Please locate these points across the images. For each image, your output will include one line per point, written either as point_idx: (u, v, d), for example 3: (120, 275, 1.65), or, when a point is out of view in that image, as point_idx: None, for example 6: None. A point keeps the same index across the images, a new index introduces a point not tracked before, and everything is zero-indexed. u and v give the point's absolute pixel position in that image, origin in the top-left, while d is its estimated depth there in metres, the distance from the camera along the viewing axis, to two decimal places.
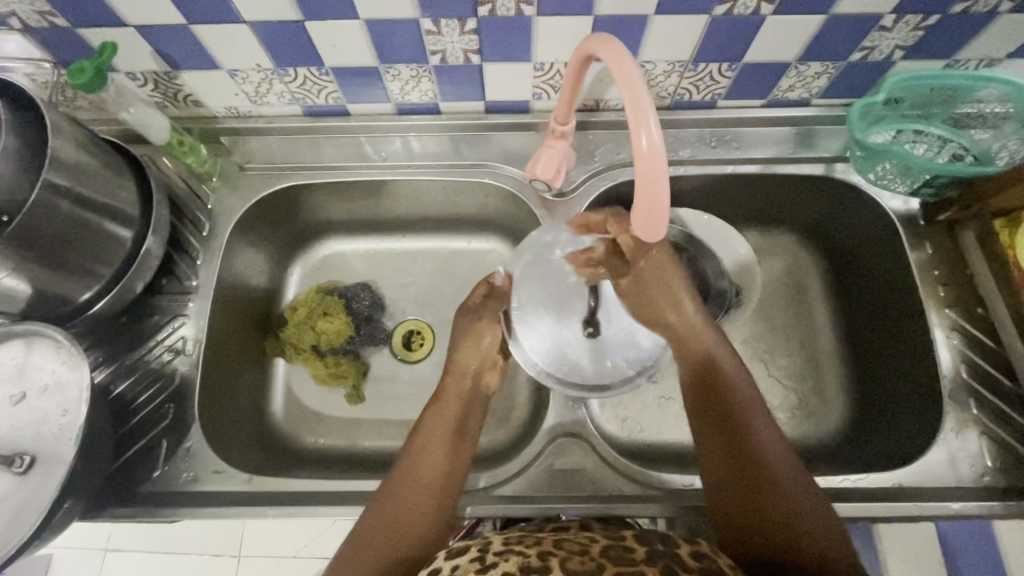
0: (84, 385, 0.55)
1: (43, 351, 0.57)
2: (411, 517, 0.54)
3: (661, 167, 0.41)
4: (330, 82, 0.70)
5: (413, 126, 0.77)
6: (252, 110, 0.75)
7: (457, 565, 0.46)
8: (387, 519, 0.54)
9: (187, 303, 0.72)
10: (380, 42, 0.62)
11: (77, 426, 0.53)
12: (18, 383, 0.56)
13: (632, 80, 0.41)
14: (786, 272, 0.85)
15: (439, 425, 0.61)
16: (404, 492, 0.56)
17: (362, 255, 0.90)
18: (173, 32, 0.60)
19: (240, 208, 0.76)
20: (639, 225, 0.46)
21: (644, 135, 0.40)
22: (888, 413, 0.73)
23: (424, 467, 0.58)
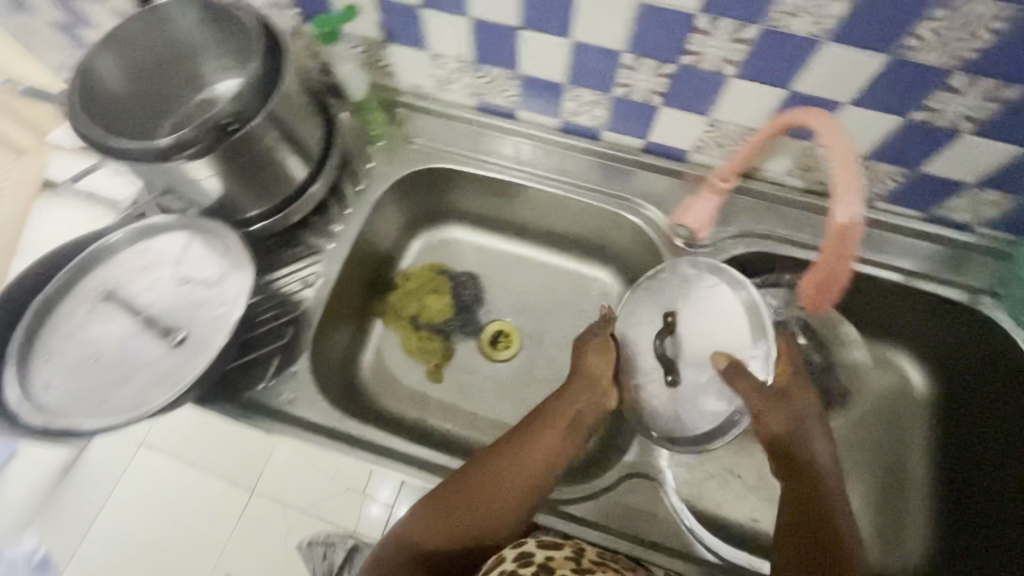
0: (243, 286, 0.61)
1: (212, 246, 0.64)
2: (492, 506, 0.58)
3: (848, 244, 0.53)
4: (514, 87, 0.75)
5: (570, 146, 0.82)
6: (434, 93, 0.81)
7: (552, 557, 0.54)
8: (474, 498, 0.58)
9: (326, 244, 0.77)
10: (578, 63, 0.67)
11: (229, 320, 0.59)
12: (185, 267, 0.63)
13: (851, 171, 0.50)
14: (885, 396, 0.82)
15: (549, 429, 0.61)
16: (496, 480, 0.58)
17: (478, 249, 0.95)
18: (404, 10, 0.67)
19: (394, 175, 0.82)
20: (812, 293, 0.61)
21: (843, 209, 0.50)
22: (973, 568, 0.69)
23: (521, 464, 0.59)
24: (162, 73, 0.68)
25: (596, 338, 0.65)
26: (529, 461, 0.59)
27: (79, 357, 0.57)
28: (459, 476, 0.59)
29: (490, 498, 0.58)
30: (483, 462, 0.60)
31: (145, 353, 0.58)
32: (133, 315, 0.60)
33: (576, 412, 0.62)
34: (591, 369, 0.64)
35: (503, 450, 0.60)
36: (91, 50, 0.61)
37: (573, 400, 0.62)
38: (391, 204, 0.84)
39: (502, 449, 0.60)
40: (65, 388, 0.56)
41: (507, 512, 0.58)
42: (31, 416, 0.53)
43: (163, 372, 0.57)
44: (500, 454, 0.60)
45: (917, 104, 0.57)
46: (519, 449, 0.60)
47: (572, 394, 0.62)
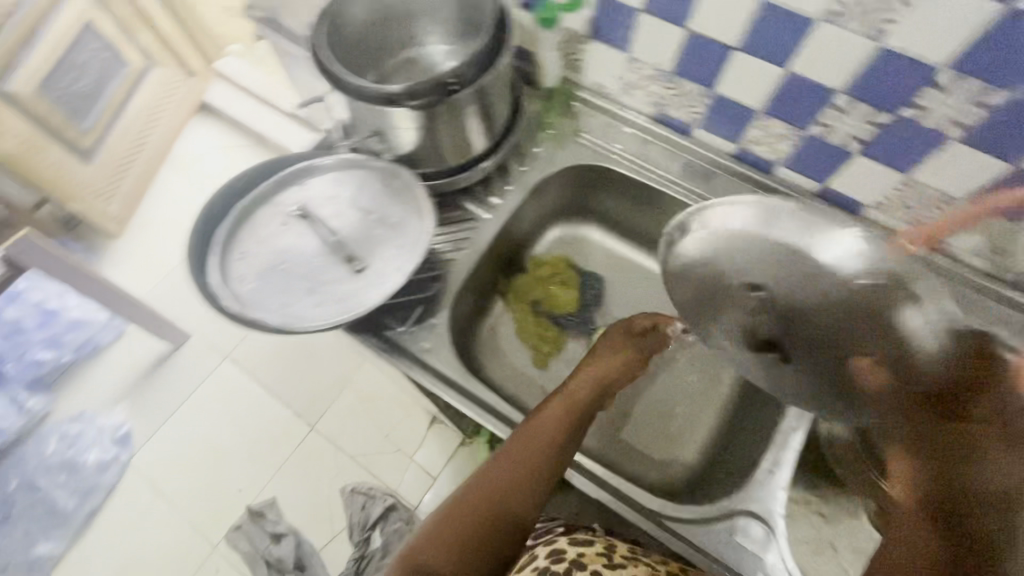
0: (423, 233, 0.65)
1: (401, 194, 0.68)
2: (504, 494, 0.60)
3: None
4: (702, 105, 0.75)
5: (737, 173, 0.81)
6: (615, 94, 0.83)
7: (586, 551, 0.61)
8: (487, 487, 0.60)
9: (481, 214, 0.80)
10: (783, 93, 0.67)
11: (407, 262, 0.63)
12: (371, 203, 0.68)
13: None
14: None
15: (552, 415, 0.65)
16: (506, 470, 0.61)
17: (608, 253, 0.95)
18: (623, 11, 0.69)
19: (556, 164, 0.84)
20: None
21: None
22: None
23: (540, 437, 0.63)
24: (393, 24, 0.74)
25: (615, 331, 0.76)
26: (536, 449, 0.63)
27: (270, 261, 0.63)
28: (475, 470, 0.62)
29: (500, 488, 0.60)
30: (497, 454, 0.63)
31: (326, 275, 0.63)
32: (322, 237, 0.65)
33: (577, 402, 0.68)
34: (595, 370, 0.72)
35: (515, 443, 0.63)
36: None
37: (580, 396, 0.69)
38: (546, 191, 0.87)
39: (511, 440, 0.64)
40: (255, 285, 0.62)
41: (517, 502, 0.60)
42: (224, 300, 0.59)
43: (339, 296, 0.62)
44: (510, 446, 0.63)
45: None
46: (527, 439, 0.63)
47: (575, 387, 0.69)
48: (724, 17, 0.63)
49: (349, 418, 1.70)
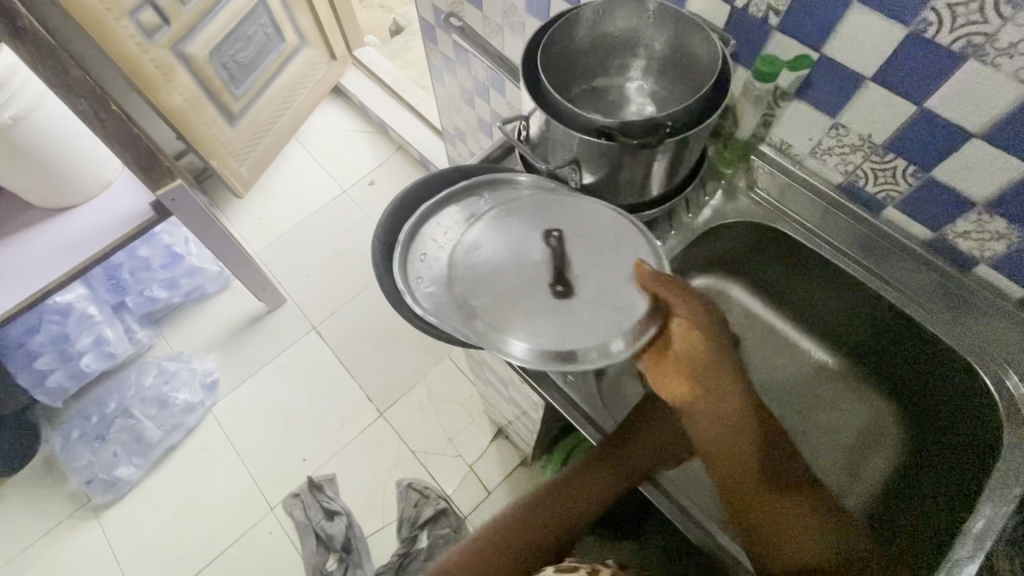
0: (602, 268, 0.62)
1: (596, 216, 0.65)
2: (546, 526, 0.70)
3: None
4: (907, 186, 0.70)
5: (927, 264, 0.74)
6: (800, 156, 0.79)
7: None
8: (534, 518, 0.71)
9: None
10: (1020, 191, 0.61)
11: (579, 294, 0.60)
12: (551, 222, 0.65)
13: None
14: None
15: (596, 481, 0.69)
16: (552, 509, 0.70)
17: (748, 313, 0.91)
18: (847, 78, 0.66)
19: (722, 216, 0.81)
20: None
21: None
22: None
23: (581, 486, 0.70)
24: (606, 49, 0.74)
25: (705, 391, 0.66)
26: (576, 498, 0.70)
27: (464, 264, 0.61)
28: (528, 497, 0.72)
29: (545, 523, 0.70)
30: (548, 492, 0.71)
31: (515, 288, 0.60)
32: (513, 249, 0.62)
33: (620, 478, 0.67)
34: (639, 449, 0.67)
35: (564, 488, 0.71)
36: (589, 5, 0.68)
37: (626, 467, 0.67)
38: (706, 242, 0.83)
39: (563, 483, 0.71)
40: (450, 292, 0.61)
41: (551, 536, 0.71)
42: (421, 308, 0.62)
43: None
44: (561, 491, 0.71)
45: None
46: (574, 488, 0.70)
47: (621, 458, 0.67)
48: (974, 103, 0.59)
49: (417, 412, 1.72)
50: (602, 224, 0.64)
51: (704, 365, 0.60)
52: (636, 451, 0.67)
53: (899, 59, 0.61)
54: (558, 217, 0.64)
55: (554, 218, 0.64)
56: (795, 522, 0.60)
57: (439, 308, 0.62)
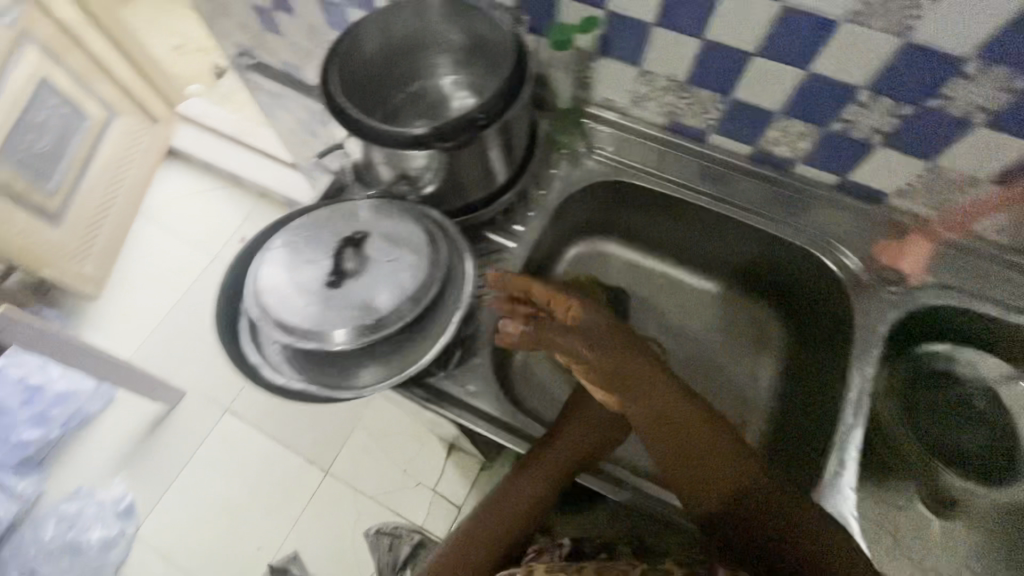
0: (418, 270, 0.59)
1: (414, 226, 0.62)
2: (490, 548, 0.63)
3: None
4: (718, 111, 0.75)
5: (755, 175, 0.81)
6: (624, 108, 0.82)
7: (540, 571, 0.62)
8: (474, 545, 0.63)
9: (507, 243, 0.78)
10: (804, 93, 0.67)
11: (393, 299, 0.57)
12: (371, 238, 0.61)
13: None
14: None
15: (525, 483, 0.65)
16: (490, 527, 0.64)
17: (627, 265, 0.95)
18: (635, 27, 0.69)
19: (573, 182, 0.83)
20: None
21: None
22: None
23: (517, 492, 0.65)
24: (400, 57, 0.72)
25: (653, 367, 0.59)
26: (509, 507, 0.65)
27: (275, 319, 0.56)
28: (460, 527, 0.65)
29: (488, 544, 0.63)
30: (483, 513, 0.65)
31: (320, 312, 0.56)
32: (325, 280, 0.59)
33: (551, 472, 0.64)
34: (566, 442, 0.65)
35: (497, 505, 0.65)
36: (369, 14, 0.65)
37: (552, 461, 0.65)
38: (566, 211, 0.85)
39: (497, 500, 0.66)
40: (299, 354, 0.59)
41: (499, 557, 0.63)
42: (281, 377, 0.59)
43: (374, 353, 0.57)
44: (501, 506, 0.65)
45: None
46: (507, 499, 0.65)
47: (543, 457, 0.65)
48: (743, 25, 0.63)
49: (365, 458, 1.65)
50: (402, 230, 0.61)
51: (615, 342, 0.58)
52: (558, 447, 0.65)
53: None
54: (366, 227, 0.62)
55: (374, 232, 0.61)
56: (724, 479, 0.58)
57: (297, 371, 0.59)
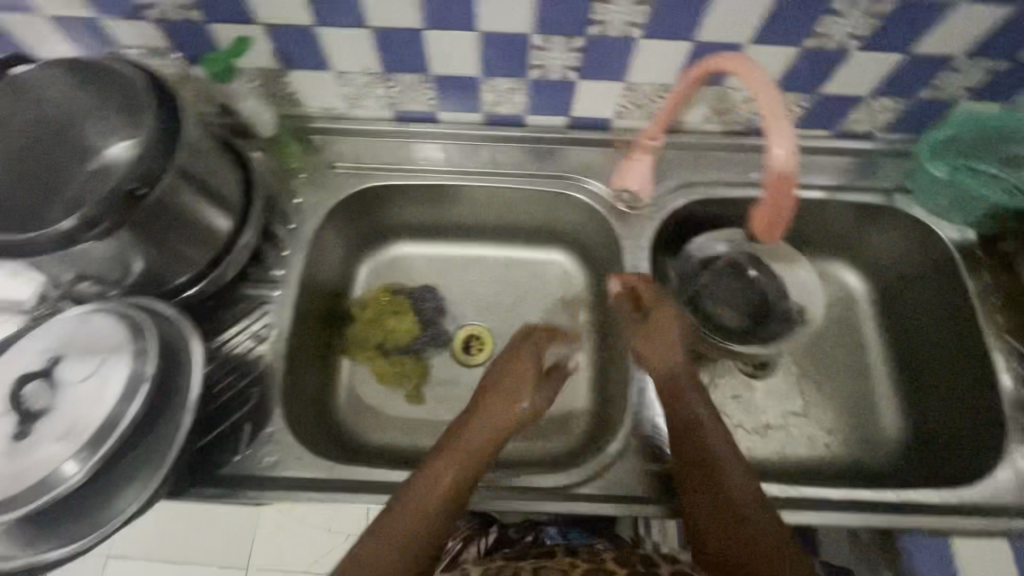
0: (125, 374, 0.51)
1: (112, 326, 0.54)
2: (399, 566, 0.51)
3: (790, 168, 0.56)
4: (430, 90, 0.73)
5: (496, 137, 0.81)
6: (347, 112, 0.78)
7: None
8: (373, 559, 0.51)
9: (272, 291, 0.73)
10: (488, 52, 0.66)
11: (98, 417, 0.49)
12: (63, 355, 0.53)
13: (780, 116, 0.55)
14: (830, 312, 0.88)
15: (446, 468, 0.56)
16: (399, 537, 0.52)
17: (428, 260, 0.93)
18: (299, 33, 0.64)
19: (325, 203, 0.78)
20: (763, 227, 0.64)
21: (778, 147, 0.55)
22: (958, 443, 0.73)
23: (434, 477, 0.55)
24: (40, 150, 0.61)
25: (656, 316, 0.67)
26: (428, 496, 0.54)
27: None
28: (358, 540, 0.52)
29: (392, 566, 0.50)
30: (384, 516, 0.53)
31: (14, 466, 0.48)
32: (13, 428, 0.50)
33: (473, 447, 0.58)
34: (523, 394, 0.62)
35: (397, 507, 0.54)
36: None
37: (469, 446, 0.58)
38: (330, 233, 0.81)
39: (398, 502, 0.54)
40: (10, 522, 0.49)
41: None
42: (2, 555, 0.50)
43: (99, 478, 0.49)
44: (391, 513, 0.53)
45: (807, 32, 0.62)
46: (417, 496, 0.54)
47: (471, 432, 0.59)
48: (394, 4, 0.60)
49: None
50: (99, 334, 0.53)
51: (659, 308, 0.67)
52: (494, 412, 0.60)
53: None
54: (55, 344, 0.53)
55: (67, 349, 0.53)
56: (723, 448, 0.58)
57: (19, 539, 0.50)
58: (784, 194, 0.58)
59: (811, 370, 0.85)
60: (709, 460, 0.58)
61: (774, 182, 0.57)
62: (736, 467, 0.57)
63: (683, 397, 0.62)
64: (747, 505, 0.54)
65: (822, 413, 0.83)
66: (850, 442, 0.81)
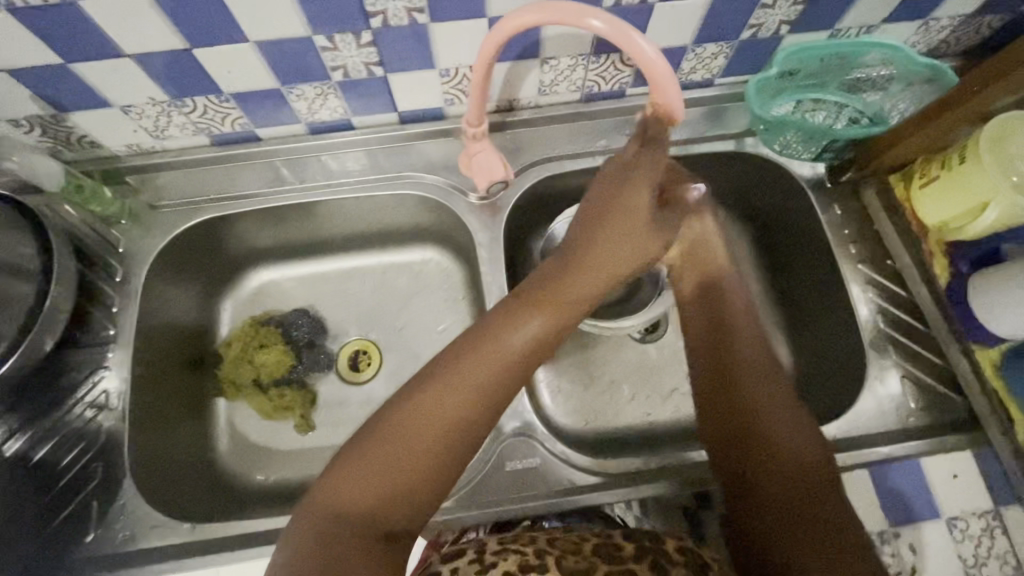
0: None
1: None
2: (438, 436, 0.44)
3: (626, 33, 0.52)
4: (233, 109, 0.67)
5: (328, 146, 0.76)
6: (156, 145, 0.72)
7: (456, 566, 0.49)
8: (414, 425, 0.44)
9: (107, 354, 0.69)
10: (274, 61, 0.61)
11: None
12: None
13: (568, 10, 0.52)
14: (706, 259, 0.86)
15: (514, 328, 0.49)
16: (448, 404, 0.45)
17: (296, 281, 0.87)
18: (53, 74, 0.58)
19: (155, 247, 0.73)
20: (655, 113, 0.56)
21: (595, 19, 0.52)
22: (834, 377, 0.73)
23: (482, 354, 0.47)
24: None
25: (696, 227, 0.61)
26: (467, 379, 0.46)
27: None
28: (398, 396, 0.46)
29: (428, 439, 0.44)
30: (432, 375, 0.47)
31: None
32: None
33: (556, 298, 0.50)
34: (646, 180, 0.53)
35: (425, 383, 0.46)
36: None
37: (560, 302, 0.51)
38: (169, 274, 0.76)
39: (461, 356, 0.47)
40: None
41: (443, 459, 0.44)
42: None
43: None
44: (431, 376, 0.46)
45: None
46: (476, 361, 0.47)
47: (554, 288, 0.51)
48: (143, 28, 0.54)
49: None
50: None
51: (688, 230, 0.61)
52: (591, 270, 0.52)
53: (46, 34, 0.53)
54: None
55: None
56: (769, 388, 0.52)
57: None
58: (658, 69, 0.53)
59: None
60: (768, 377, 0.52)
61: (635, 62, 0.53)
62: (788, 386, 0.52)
63: (740, 314, 0.57)
64: (789, 420, 0.50)
65: None
66: None
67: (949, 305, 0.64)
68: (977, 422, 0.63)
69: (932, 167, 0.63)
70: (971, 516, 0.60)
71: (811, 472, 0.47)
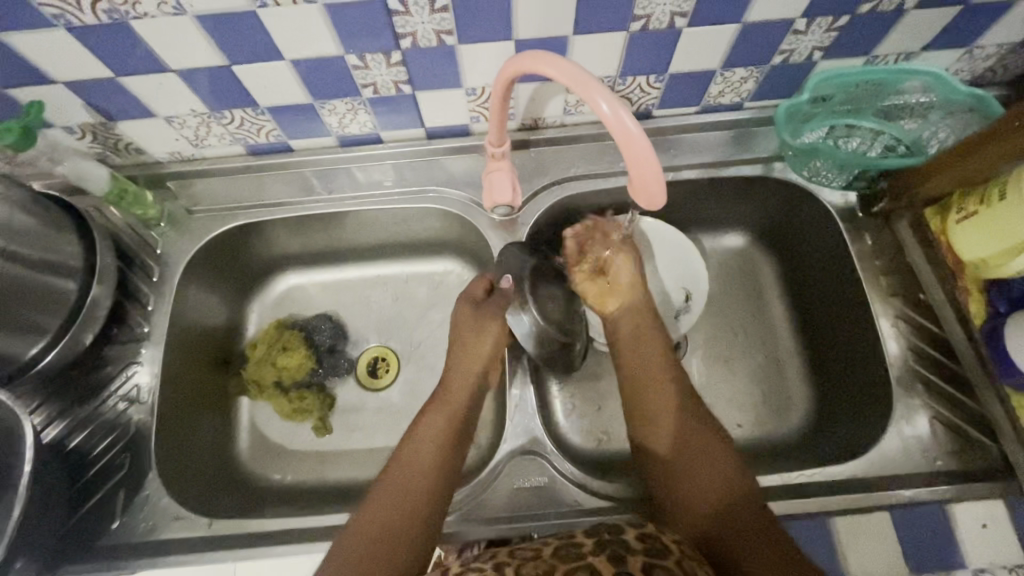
0: None
1: None
2: (422, 502, 0.56)
3: (626, 119, 0.47)
4: (268, 121, 0.70)
5: (358, 158, 0.78)
6: (195, 153, 0.75)
7: None
8: (379, 524, 0.54)
9: (141, 350, 0.73)
10: (308, 79, 0.63)
11: None
12: None
13: (582, 77, 0.48)
14: (728, 283, 0.85)
15: (438, 418, 0.63)
16: (411, 480, 0.57)
17: (322, 286, 0.90)
18: (105, 86, 0.61)
19: (188, 250, 0.76)
20: (640, 198, 0.51)
21: (603, 101, 0.47)
22: (857, 413, 0.71)
23: (427, 435, 0.62)
24: None
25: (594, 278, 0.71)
26: (421, 455, 0.60)
27: None
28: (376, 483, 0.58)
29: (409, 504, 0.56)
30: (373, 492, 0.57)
31: None
32: None
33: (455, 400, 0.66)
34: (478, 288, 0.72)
35: (393, 468, 0.59)
36: None
37: (454, 403, 0.66)
38: (200, 277, 0.79)
39: (398, 458, 0.60)
40: None
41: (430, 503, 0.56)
42: None
43: None
44: (397, 459, 0.60)
45: (629, 15, 0.58)
46: (417, 444, 0.61)
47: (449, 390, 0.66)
48: (188, 46, 0.57)
49: None
50: None
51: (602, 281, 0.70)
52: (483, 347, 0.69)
53: (99, 50, 0.57)
54: None
55: None
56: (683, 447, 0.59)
57: None
58: (644, 157, 0.48)
59: (712, 350, 0.81)
60: (664, 397, 0.62)
61: (617, 146, 0.48)
62: (678, 396, 0.62)
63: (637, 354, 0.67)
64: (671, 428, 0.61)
65: (733, 393, 0.79)
66: (763, 419, 0.77)
67: (983, 345, 0.61)
68: (1011, 471, 0.60)
69: (970, 202, 0.60)
70: (1001, 570, 0.56)
71: (706, 469, 0.57)
